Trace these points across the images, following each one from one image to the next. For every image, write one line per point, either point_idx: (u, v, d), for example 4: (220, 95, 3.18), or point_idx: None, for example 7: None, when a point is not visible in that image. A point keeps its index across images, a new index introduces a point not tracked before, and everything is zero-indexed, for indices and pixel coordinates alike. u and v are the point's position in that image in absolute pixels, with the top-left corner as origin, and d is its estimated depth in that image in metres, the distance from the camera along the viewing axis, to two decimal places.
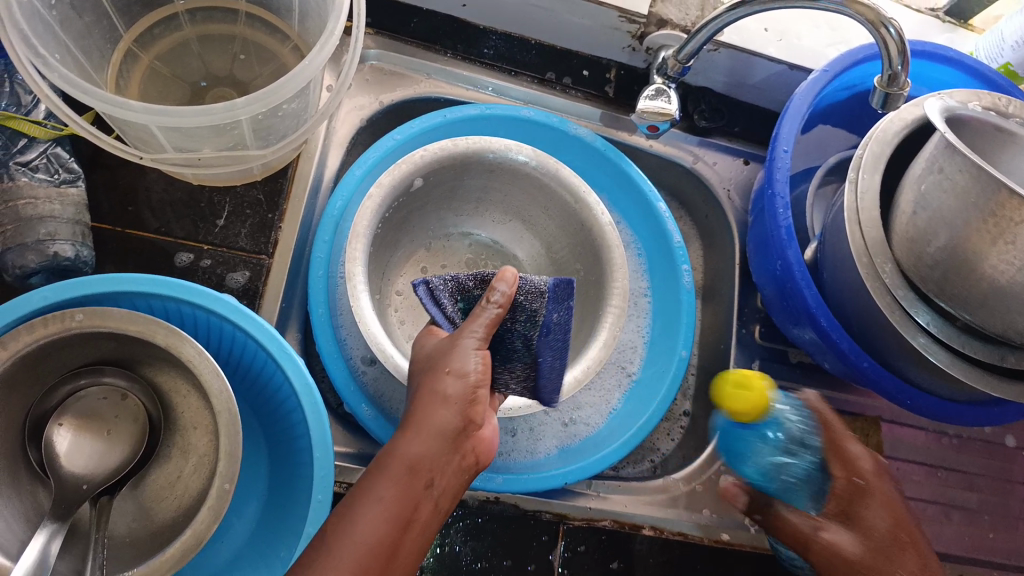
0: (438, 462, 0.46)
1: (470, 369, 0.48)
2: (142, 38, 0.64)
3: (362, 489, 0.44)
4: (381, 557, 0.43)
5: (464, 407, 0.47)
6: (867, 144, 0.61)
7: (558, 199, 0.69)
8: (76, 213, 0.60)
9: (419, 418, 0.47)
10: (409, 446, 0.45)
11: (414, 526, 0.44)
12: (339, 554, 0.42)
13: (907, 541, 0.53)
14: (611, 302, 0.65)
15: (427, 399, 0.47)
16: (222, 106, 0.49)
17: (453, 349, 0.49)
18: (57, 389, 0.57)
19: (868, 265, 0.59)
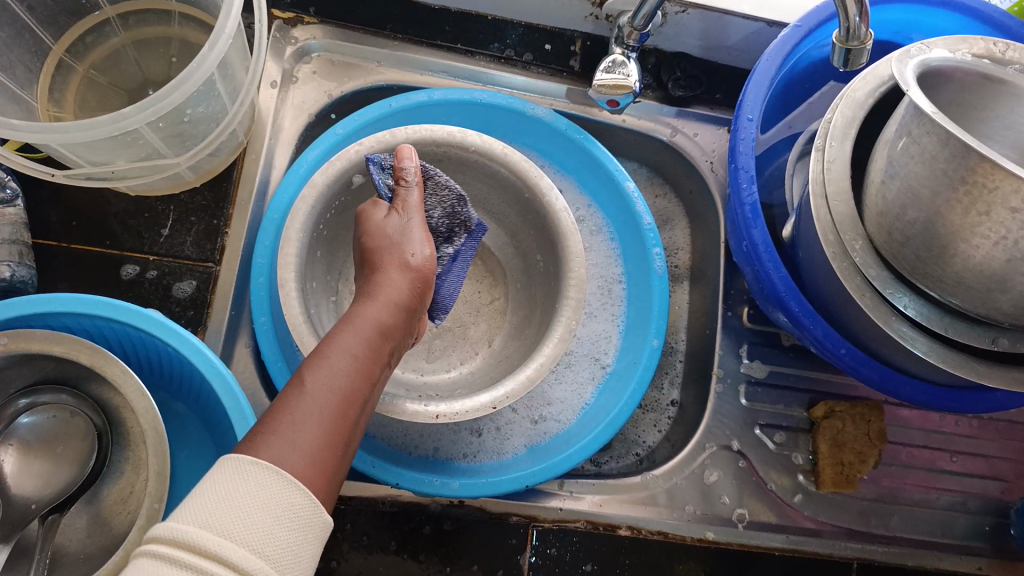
0: (399, 327, 0.44)
1: (427, 251, 0.49)
2: (73, 48, 0.63)
3: (333, 339, 0.41)
4: (360, 397, 0.40)
5: (419, 282, 0.47)
6: (838, 106, 0.55)
7: (512, 186, 0.64)
8: (13, 232, 0.60)
9: (380, 282, 0.45)
10: (374, 305, 0.44)
11: (379, 380, 0.42)
12: (325, 390, 0.38)
13: None
14: (567, 296, 0.60)
15: (385, 271, 0.46)
16: (106, 117, 0.48)
17: (406, 224, 0.50)
18: (4, 411, 0.58)
19: (835, 244, 0.54)
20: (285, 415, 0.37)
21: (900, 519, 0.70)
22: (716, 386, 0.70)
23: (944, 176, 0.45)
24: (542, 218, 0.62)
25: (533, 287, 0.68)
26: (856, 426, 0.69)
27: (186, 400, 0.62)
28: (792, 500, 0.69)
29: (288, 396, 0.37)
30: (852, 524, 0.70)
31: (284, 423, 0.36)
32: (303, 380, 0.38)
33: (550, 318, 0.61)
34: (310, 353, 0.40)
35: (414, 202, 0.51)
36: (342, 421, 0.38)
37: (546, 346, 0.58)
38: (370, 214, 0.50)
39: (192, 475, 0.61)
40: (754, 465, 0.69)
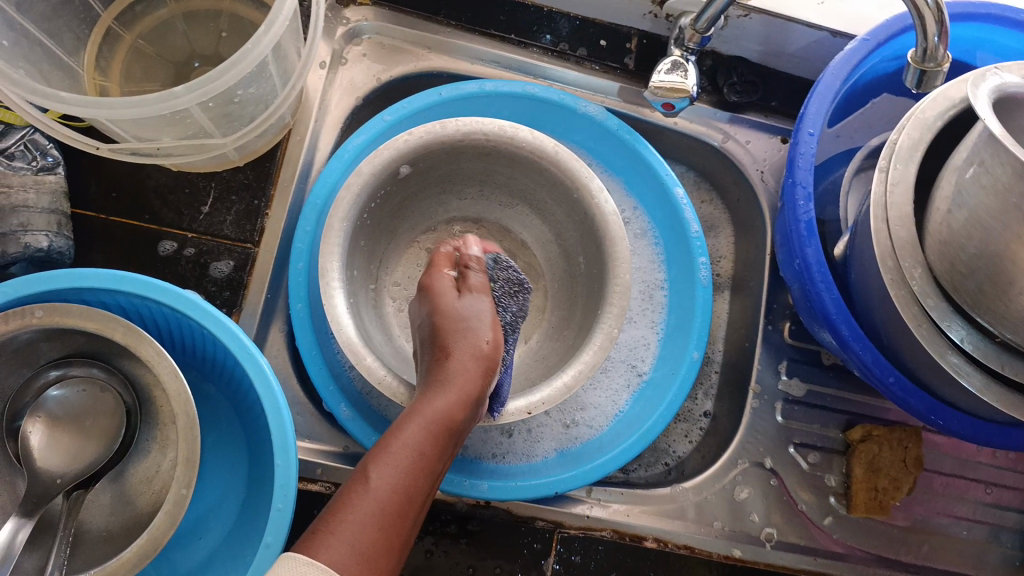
0: (464, 418, 0.44)
1: (494, 332, 0.48)
2: (122, 17, 0.61)
3: (400, 432, 0.42)
4: (420, 494, 0.40)
5: (491, 367, 0.47)
6: (904, 128, 0.53)
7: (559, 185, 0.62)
8: (52, 202, 0.59)
9: (451, 367, 0.45)
10: (445, 395, 0.44)
11: (440, 472, 0.43)
12: (386, 489, 0.39)
13: None
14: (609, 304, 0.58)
15: (455, 352, 0.46)
16: (157, 96, 0.46)
17: (477, 304, 0.49)
18: (32, 382, 0.56)
19: (893, 271, 0.51)
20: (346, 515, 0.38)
21: (930, 548, 0.69)
22: (752, 401, 0.69)
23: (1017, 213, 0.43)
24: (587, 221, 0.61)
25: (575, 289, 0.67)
26: (892, 452, 0.67)
27: (216, 381, 0.61)
28: (822, 522, 0.68)
29: (353, 493, 0.39)
30: (881, 550, 0.68)
31: (347, 522, 0.37)
32: (369, 477, 0.39)
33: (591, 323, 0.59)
34: (376, 445, 0.41)
35: (475, 282, 0.51)
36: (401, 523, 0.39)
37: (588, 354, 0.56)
38: (437, 289, 0.50)
39: (223, 458, 0.62)
40: (785, 483, 0.68)
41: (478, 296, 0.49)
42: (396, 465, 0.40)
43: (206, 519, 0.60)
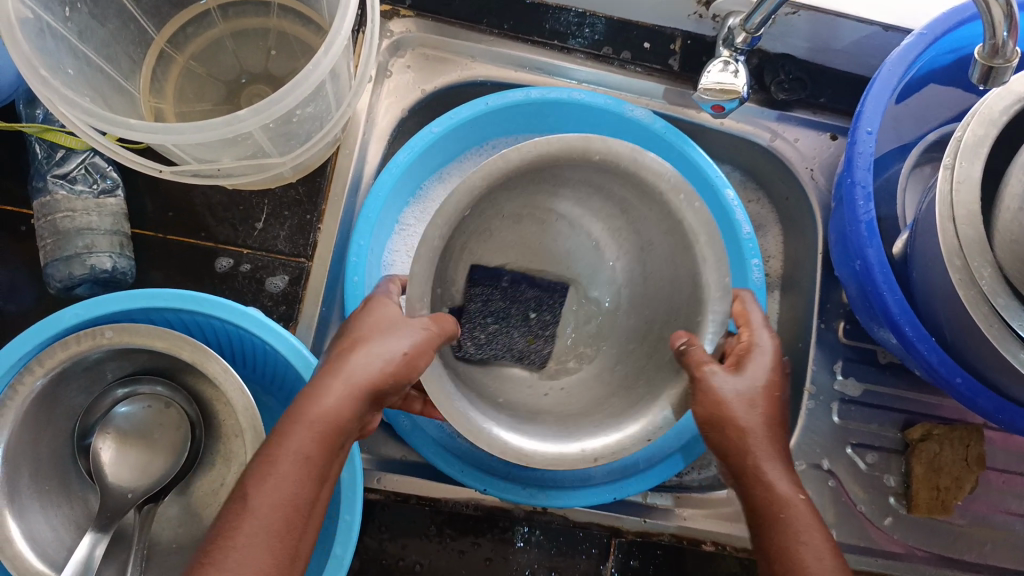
0: (361, 416, 0.43)
1: (397, 345, 0.42)
2: (174, 39, 0.62)
3: (284, 439, 0.41)
4: (312, 498, 0.41)
5: (392, 368, 0.42)
6: (968, 124, 0.52)
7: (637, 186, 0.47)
8: (114, 223, 0.60)
9: (331, 385, 0.42)
10: (329, 392, 0.42)
11: (334, 470, 0.43)
12: (270, 508, 0.39)
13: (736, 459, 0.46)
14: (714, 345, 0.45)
15: (360, 371, 0.42)
16: (223, 120, 0.48)
17: (391, 339, 0.43)
18: (100, 400, 0.58)
19: (961, 269, 0.51)
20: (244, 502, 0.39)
21: (992, 548, 0.68)
22: (808, 402, 0.68)
23: None
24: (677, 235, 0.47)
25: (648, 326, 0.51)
26: (953, 451, 0.66)
27: (275, 394, 0.63)
28: (882, 522, 0.67)
29: (237, 516, 0.39)
30: (942, 549, 0.68)
31: (236, 547, 0.38)
32: (247, 495, 0.40)
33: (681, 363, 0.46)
34: (259, 455, 0.41)
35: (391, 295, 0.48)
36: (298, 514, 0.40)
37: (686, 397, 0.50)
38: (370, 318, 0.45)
39: None
40: (843, 484, 0.67)
41: (403, 334, 0.42)
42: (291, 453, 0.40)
43: None
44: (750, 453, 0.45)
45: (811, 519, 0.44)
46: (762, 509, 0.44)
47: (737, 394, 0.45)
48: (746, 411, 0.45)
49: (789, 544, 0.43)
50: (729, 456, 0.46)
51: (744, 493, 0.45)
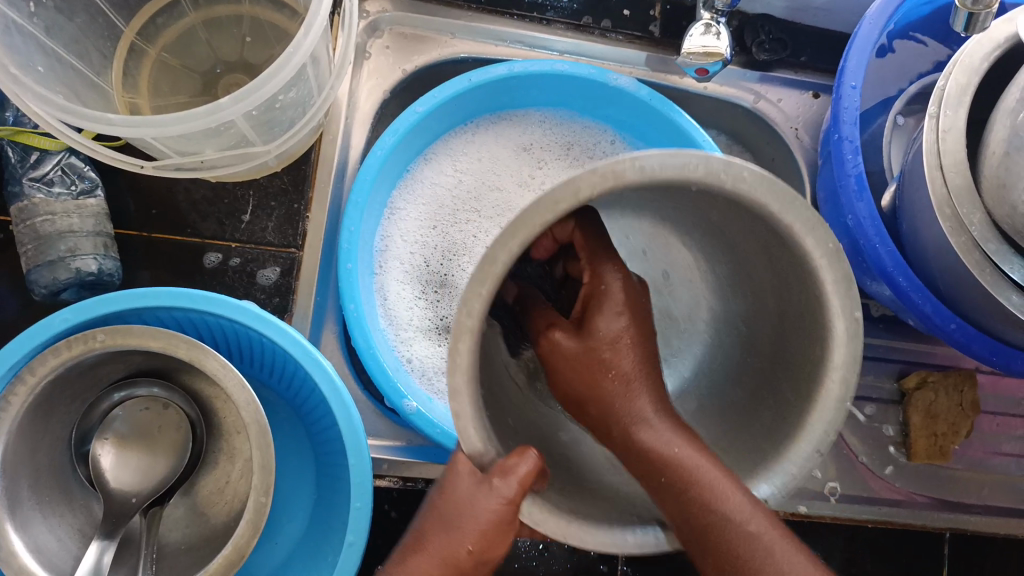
0: (469, 572, 0.43)
1: (504, 492, 0.39)
2: (144, 31, 0.60)
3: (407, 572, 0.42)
4: None
5: (508, 510, 0.40)
6: (950, 73, 0.53)
7: (726, 199, 0.39)
8: (96, 224, 0.58)
9: (457, 527, 0.42)
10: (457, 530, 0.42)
11: None
12: None
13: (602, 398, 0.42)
14: (830, 359, 0.39)
15: (457, 531, 0.42)
16: (204, 108, 0.47)
17: (508, 482, 0.39)
18: (96, 405, 0.57)
19: (951, 217, 0.51)
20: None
21: (989, 490, 0.70)
22: None
23: None
24: (767, 238, 0.41)
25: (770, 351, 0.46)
26: (948, 398, 0.67)
27: (276, 388, 0.62)
28: (882, 472, 0.69)
29: None
30: (941, 493, 0.69)
31: None
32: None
33: (811, 378, 0.41)
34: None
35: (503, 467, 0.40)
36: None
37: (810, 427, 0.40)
38: (462, 473, 0.42)
39: (291, 458, 0.63)
40: (844, 438, 0.68)
41: (491, 493, 0.40)
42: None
43: (280, 523, 0.62)
44: (636, 432, 0.42)
45: (732, 478, 0.40)
46: (664, 473, 0.41)
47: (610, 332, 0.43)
48: (610, 357, 0.43)
49: (714, 510, 0.39)
50: (617, 441, 0.43)
51: (640, 468, 0.42)
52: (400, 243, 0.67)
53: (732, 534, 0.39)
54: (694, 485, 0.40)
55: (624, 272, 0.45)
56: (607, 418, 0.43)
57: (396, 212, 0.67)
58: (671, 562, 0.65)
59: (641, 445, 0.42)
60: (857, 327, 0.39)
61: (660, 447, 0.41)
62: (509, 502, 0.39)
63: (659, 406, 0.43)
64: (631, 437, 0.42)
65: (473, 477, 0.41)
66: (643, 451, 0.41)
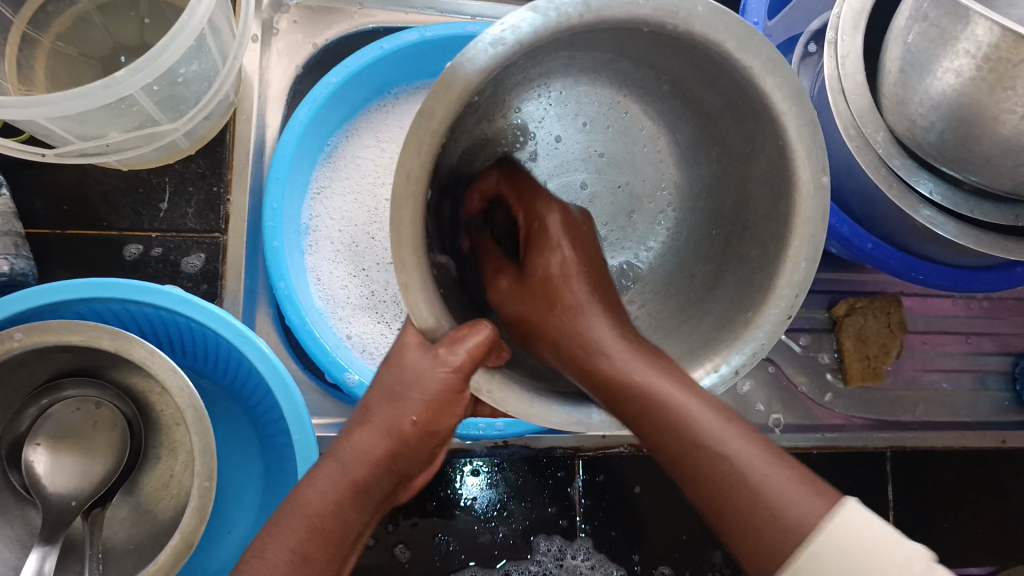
0: (416, 447, 0.40)
1: (446, 362, 0.38)
2: (35, 20, 0.58)
3: (354, 437, 0.40)
4: (377, 491, 0.40)
5: (449, 383, 0.39)
6: (843, 2, 0.54)
7: (699, 58, 0.40)
8: (4, 223, 0.56)
9: (405, 400, 0.40)
10: (404, 405, 0.40)
11: (425, 457, 0.41)
12: (315, 512, 0.38)
13: (554, 308, 0.42)
14: (796, 212, 0.39)
15: (403, 403, 0.40)
16: (102, 83, 0.46)
17: (456, 355, 0.38)
18: (24, 410, 0.55)
19: (856, 136, 0.53)
20: (274, 544, 0.37)
21: (925, 406, 0.73)
22: None
23: (965, 53, 0.45)
24: (738, 99, 0.41)
25: (729, 223, 0.46)
26: (876, 320, 0.69)
27: (212, 375, 0.61)
28: (823, 400, 0.71)
29: (298, 494, 0.39)
30: (879, 414, 0.72)
31: (268, 537, 0.38)
32: (303, 487, 0.39)
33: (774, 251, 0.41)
34: (330, 448, 0.40)
35: (465, 352, 0.38)
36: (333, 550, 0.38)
37: (782, 288, 0.40)
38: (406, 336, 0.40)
39: (234, 445, 0.62)
40: (783, 369, 0.70)
41: (438, 357, 0.38)
42: (327, 490, 0.38)
43: (230, 514, 0.60)
44: (591, 339, 0.40)
45: (692, 384, 0.38)
46: (608, 374, 0.39)
47: (558, 255, 0.43)
48: (558, 284, 0.42)
49: (649, 395, 0.38)
50: (541, 334, 0.42)
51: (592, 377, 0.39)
52: (328, 221, 0.66)
53: (675, 416, 0.37)
54: (619, 360, 0.39)
55: (563, 213, 0.46)
56: (550, 309, 0.42)
57: (326, 191, 0.66)
58: (628, 507, 0.66)
59: (591, 350, 0.40)
60: (823, 189, 0.39)
61: (591, 326, 0.41)
62: (470, 366, 0.38)
63: (606, 321, 0.41)
64: (572, 319, 0.41)
65: (427, 351, 0.39)
66: (592, 341, 0.40)
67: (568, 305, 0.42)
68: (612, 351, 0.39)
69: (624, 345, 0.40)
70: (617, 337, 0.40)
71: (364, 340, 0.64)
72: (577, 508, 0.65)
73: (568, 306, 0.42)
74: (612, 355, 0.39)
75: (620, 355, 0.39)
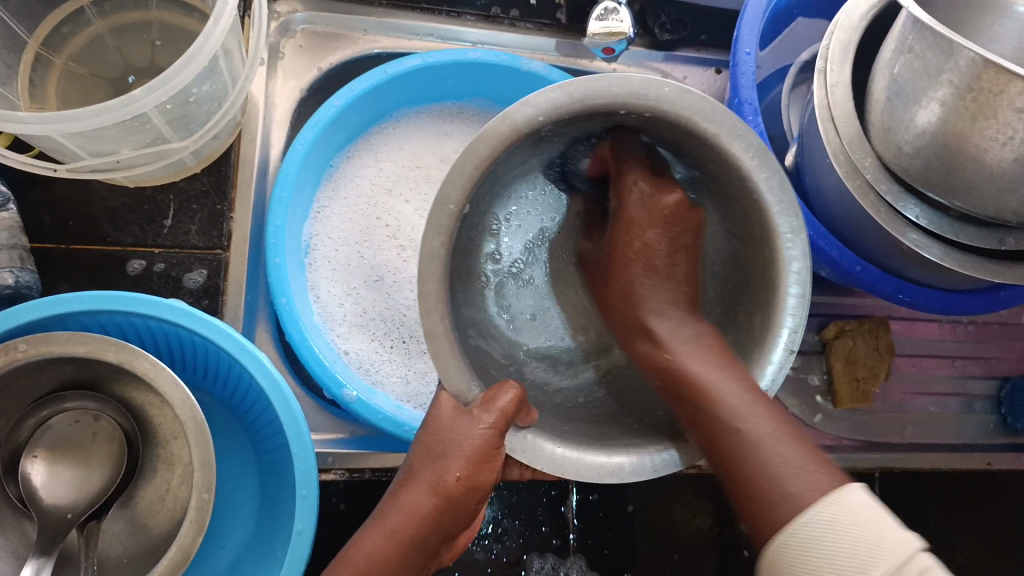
0: (461, 504, 0.42)
1: (482, 418, 0.41)
2: (50, 40, 0.60)
3: (399, 496, 0.42)
4: (429, 547, 0.42)
5: (487, 437, 0.41)
6: (832, 33, 0.56)
7: (679, 132, 0.44)
8: (11, 236, 0.57)
9: (446, 463, 0.42)
10: (441, 464, 0.42)
11: (464, 517, 0.43)
12: (367, 554, 0.41)
13: (699, 427, 0.42)
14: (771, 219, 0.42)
15: (445, 461, 0.42)
16: (119, 101, 0.47)
17: (483, 418, 0.41)
18: (22, 423, 0.55)
19: (845, 163, 0.55)
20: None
21: (912, 429, 0.74)
22: None
23: (949, 83, 0.47)
24: (720, 167, 0.44)
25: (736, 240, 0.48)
26: (866, 343, 0.71)
27: (211, 390, 0.61)
28: (812, 421, 0.72)
29: (352, 548, 0.42)
30: (869, 435, 0.73)
31: (339, 571, 0.41)
32: (356, 542, 0.42)
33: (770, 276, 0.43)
34: (378, 507, 0.43)
35: (494, 410, 0.41)
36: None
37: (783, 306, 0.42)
38: (439, 403, 0.43)
39: (232, 462, 0.62)
40: (774, 392, 0.71)
41: (475, 414, 0.41)
42: (374, 536, 0.41)
43: (226, 529, 0.61)
44: (738, 425, 0.40)
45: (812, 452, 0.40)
46: (754, 484, 0.39)
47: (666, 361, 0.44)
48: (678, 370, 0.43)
49: (778, 495, 0.38)
50: (703, 428, 0.41)
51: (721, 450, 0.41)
52: (328, 238, 0.67)
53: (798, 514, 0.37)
54: (744, 452, 0.40)
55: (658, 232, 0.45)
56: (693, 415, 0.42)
57: (327, 209, 0.67)
58: (621, 526, 0.67)
59: (726, 420, 0.40)
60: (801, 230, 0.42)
61: (723, 396, 0.41)
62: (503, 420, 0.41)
63: (772, 412, 0.41)
64: (693, 399, 0.42)
65: (462, 415, 0.42)
66: (732, 438, 0.40)
67: (704, 420, 0.41)
68: (738, 445, 0.40)
69: (761, 437, 0.40)
70: (757, 419, 0.40)
71: (362, 357, 0.65)
72: (571, 527, 0.66)
73: (705, 420, 0.41)
74: (738, 449, 0.40)
75: (738, 446, 0.40)
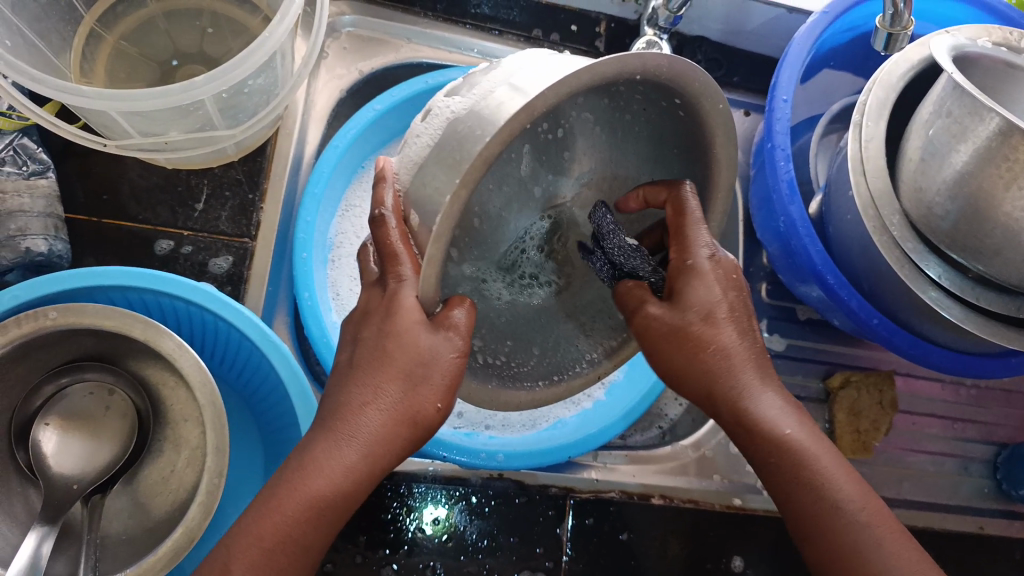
0: (423, 426, 0.44)
1: (447, 353, 0.42)
2: (103, 18, 0.60)
3: (358, 414, 0.43)
4: (384, 466, 0.44)
5: (448, 371, 0.43)
6: (870, 89, 0.58)
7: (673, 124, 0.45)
8: (47, 205, 0.58)
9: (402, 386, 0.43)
10: (395, 388, 0.43)
11: (415, 438, 0.44)
12: (332, 472, 0.42)
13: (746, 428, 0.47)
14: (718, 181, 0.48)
15: (417, 390, 0.43)
16: (178, 86, 0.48)
17: (441, 348, 0.42)
18: (40, 390, 0.56)
19: (874, 218, 0.56)
20: (277, 514, 0.42)
21: (909, 485, 0.74)
22: None
23: (987, 149, 0.48)
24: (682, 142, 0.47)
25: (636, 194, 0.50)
26: (871, 396, 0.72)
27: (225, 375, 0.62)
28: None
29: (306, 468, 0.43)
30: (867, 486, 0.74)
31: (296, 484, 0.43)
32: (316, 462, 0.43)
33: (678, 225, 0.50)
34: (336, 419, 0.43)
35: (455, 330, 0.42)
36: (332, 512, 0.43)
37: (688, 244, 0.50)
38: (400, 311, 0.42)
39: (238, 449, 0.62)
40: None
41: (451, 340, 0.42)
42: (337, 457, 0.42)
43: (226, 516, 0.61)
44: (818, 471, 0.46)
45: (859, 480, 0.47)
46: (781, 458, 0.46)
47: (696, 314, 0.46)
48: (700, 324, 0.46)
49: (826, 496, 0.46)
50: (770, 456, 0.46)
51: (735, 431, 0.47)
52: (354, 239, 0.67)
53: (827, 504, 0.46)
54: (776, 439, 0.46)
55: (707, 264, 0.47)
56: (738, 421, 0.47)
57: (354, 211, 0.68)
58: (615, 553, 0.67)
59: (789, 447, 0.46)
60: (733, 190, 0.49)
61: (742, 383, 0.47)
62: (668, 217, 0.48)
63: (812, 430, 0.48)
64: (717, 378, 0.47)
65: (422, 329, 0.42)
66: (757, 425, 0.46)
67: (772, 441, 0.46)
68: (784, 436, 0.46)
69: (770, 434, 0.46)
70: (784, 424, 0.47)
71: None
72: (565, 550, 0.66)
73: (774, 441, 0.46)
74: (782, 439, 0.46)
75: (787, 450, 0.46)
